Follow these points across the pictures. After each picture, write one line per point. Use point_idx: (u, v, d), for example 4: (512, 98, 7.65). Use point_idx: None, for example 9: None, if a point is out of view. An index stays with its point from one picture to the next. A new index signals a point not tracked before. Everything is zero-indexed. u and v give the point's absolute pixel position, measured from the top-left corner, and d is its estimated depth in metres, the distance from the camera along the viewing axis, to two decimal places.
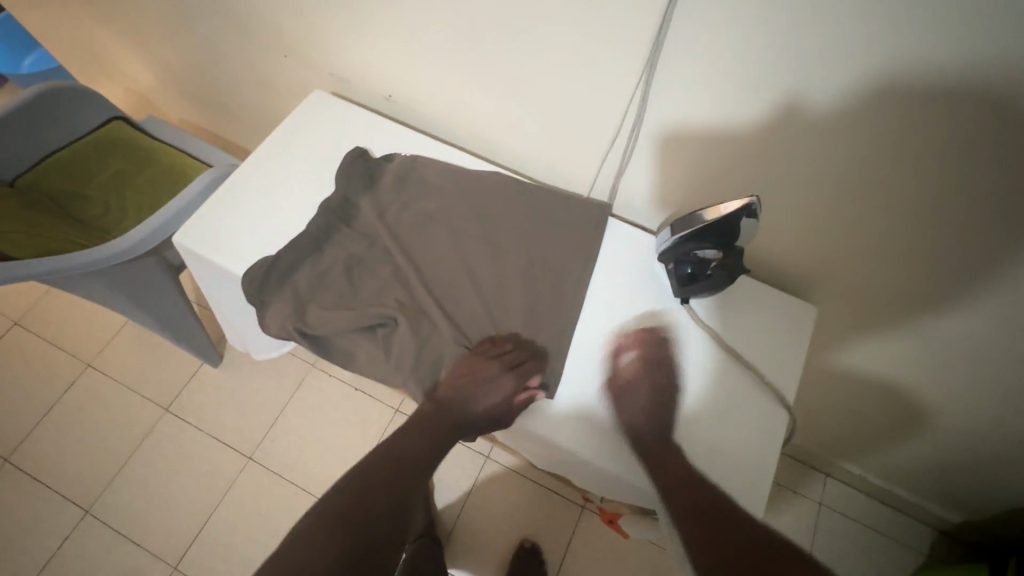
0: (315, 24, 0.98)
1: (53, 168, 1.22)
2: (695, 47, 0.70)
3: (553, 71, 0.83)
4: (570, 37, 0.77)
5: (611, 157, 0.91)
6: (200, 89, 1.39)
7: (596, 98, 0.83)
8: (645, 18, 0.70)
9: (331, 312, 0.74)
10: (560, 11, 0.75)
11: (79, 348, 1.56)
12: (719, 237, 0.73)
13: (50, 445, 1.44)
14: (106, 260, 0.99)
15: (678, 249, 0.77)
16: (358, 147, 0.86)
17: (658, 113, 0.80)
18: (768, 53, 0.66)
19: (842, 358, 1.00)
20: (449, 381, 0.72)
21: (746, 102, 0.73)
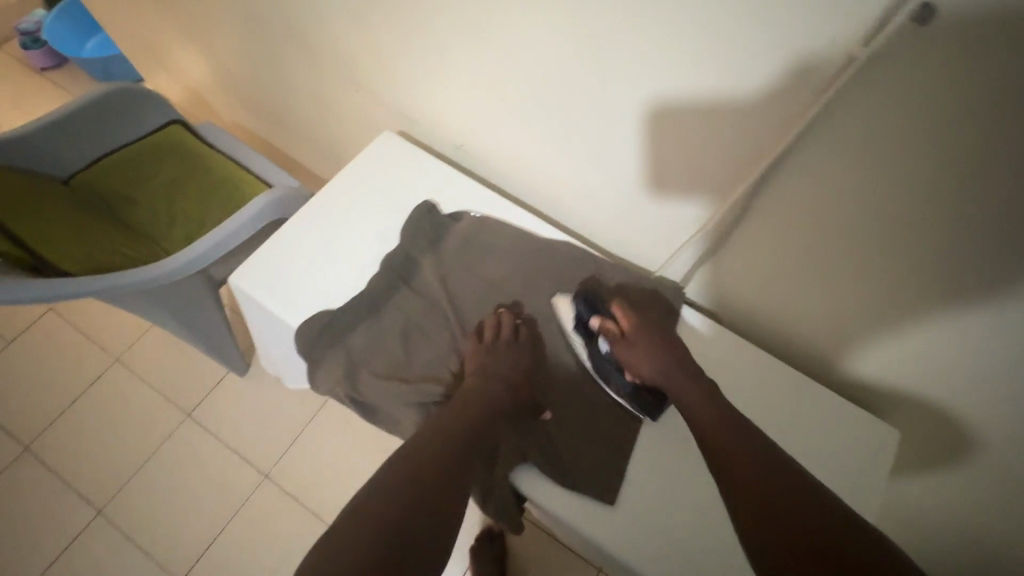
0: (387, 61, 0.95)
1: (106, 168, 1.20)
2: (822, 164, 0.64)
3: (647, 154, 0.79)
4: (677, 128, 0.73)
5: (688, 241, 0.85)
6: (259, 101, 1.37)
7: (689, 188, 0.78)
8: (768, 123, 0.65)
9: (383, 380, 0.71)
10: (673, 101, 0.70)
11: (108, 342, 1.55)
12: (585, 303, 0.75)
13: (70, 438, 1.43)
14: (156, 279, 0.97)
15: (587, 343, 0.75)
16: (427, 202, 0.83)
17: (760, 217, 0.75)
18: (905, 189, 0.60)
19: (857, 358, 0.81)
20: (468, 361, 0.71)
21: (863, 229, 0.67)
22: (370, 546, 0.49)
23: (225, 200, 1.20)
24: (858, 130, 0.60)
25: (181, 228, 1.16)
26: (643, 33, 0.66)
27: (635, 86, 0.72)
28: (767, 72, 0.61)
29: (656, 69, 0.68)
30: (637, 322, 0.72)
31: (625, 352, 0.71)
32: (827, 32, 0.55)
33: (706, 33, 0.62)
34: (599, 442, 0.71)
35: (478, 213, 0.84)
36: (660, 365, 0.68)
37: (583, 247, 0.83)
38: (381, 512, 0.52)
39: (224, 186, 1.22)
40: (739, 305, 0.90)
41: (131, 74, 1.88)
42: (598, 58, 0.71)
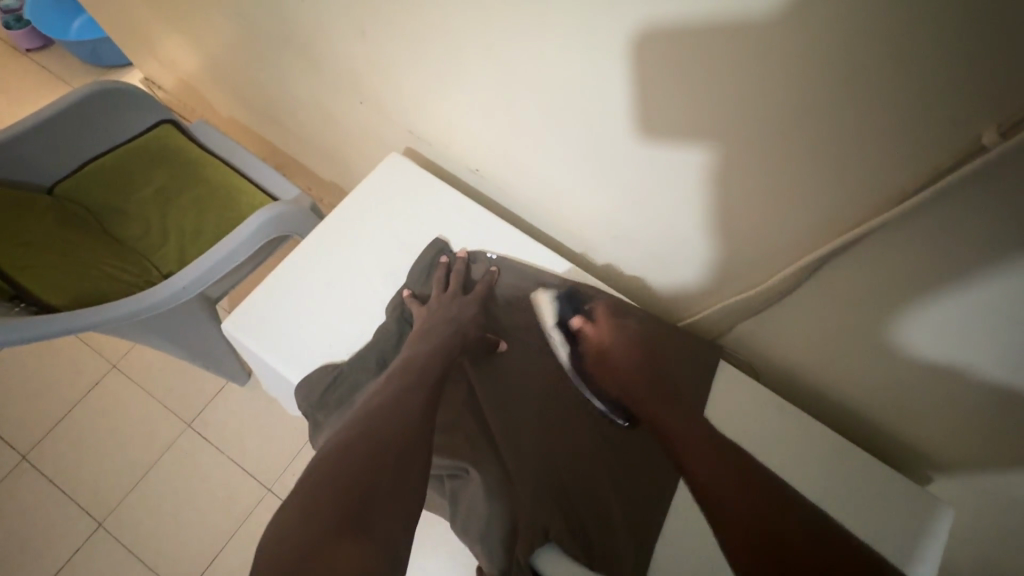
0: (394, 74, 0.86)
1: (93, 175, 1.12)
2: (908, 248, 0.55)
3: (690, 203, 0.70)
4: (731, 185, 0.64)
5: (717, 293, 0.79)
6: (256, 100, 1.28)
7: (726, 239, 0.70)
8: (844, 193, 0.56)
9: None
10: (730, 157, 0.61)
11: (105, 347, 1.50)
12: (565, 299, 0.74)
13: (68, 447, 1.40)
14: (146, 309, 0.90)
15: (567, 343, 0.74)
16: (440, 240, 0.77)
17: (818, 288, 0.66)
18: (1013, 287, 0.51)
19: (900, 343, 0.65)
20: (421, 312, 0.71)
21: (949, 317, 0.58)
22: (334, 502, 0.47)
23: (220, 212, 1.12)
24: (964, 223, 0.50)
25: (173, 243, 1.09)
26: (702, 86, 0.56)
27: (687, 138, 0.62)
28: (854, 143, 0.51)
29: (716, 125, 0.58)
30: (614, 334, 0.71)
31: (599, 362, 0.71)
32: (948, 112, 0.44)
33: (784, 91, 0.51)
34: (623, 503, 0.67)
35: (494, 252, 0.79)
36: (625, 365, 0.69)
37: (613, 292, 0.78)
38: (345, 469, 0.50)
39: (218, 195, 1.13)
40: (770, 363, 0.83)
41: (120, 57, 1.77)
42: (644, 106, 0.62)
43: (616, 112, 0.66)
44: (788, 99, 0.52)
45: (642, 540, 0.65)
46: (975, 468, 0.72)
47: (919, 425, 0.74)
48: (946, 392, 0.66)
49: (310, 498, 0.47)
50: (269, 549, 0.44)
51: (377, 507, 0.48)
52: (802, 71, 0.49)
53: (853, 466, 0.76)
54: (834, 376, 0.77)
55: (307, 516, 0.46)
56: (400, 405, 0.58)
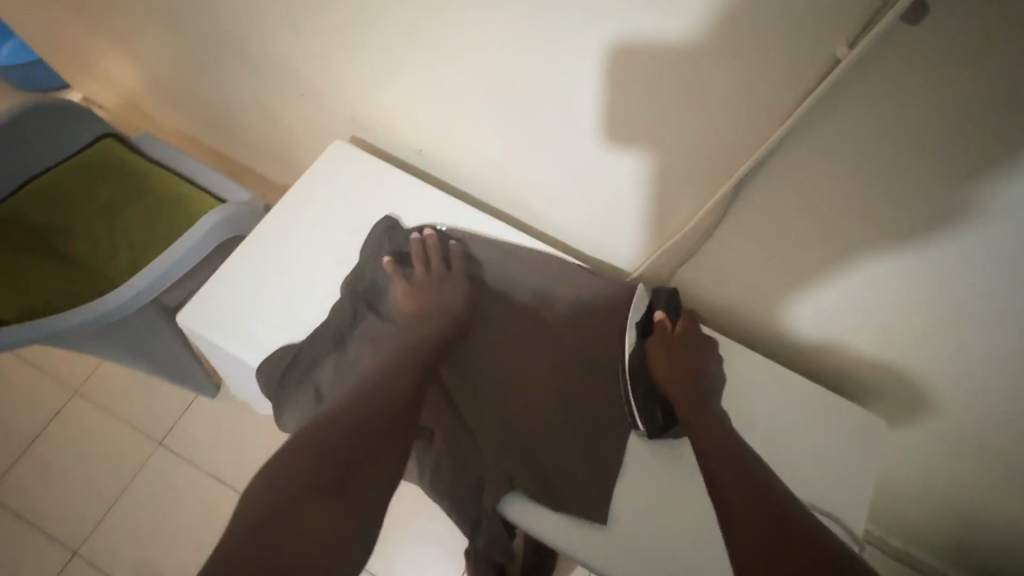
0: (330, 65, 0.88)
1: (34, 194, 1.10)
2: (807, 176, 0.60)
3: (618, 160, 0.73)
4: (649, 135, 0.67)
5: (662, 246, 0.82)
6: (200, 108, 1.27)
7: (658, 190, 0.74)
8: (748, 129, 0.60)
9: None
10: (645, 108, 0.65)
11: (65, 375, 1.46)
12: (666, 298, 0.75)
13: (34, 480, 1.36)
14: (101, 318, 0.90)
15: (640, 337, 0.74)
16: (388, 218, 0.79)
17: (743, 229, 0.71)
18: (898, 196, 0.57)
19: (806, 295, 0.74)
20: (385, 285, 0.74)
21: (853, 240, 0.64)
22: (317, 468, 0.55)
23: (171, 220, 1.11)
24: (843, 143, 0.55)
25: (125, 255, 1.08)
26: (610, 40, 0.60)
27: (604, 95, 0.66)
28: (748, 78, 0.56)
29: (627, 78, 0.63)
30: (691, 339, 0.72)
31: (661, 355, 0.71)
32: (813, 35, 0.50)
33: (681, 35, 0.56)
34: (584, 450, 0.70)
35: (443, 225, 0.81)
36: (687, 366, 0.70)
37: (554, 251, 0.80)
38: (331, 440, 0.57)
39: (168, 203, 1.13)
40: (716, 309, 0.88)
41: (55, 79, 1.72)
42: (562, 68, 0.66)
43: (538, 78, 0.69)
44: (686, 44, 0.56)
45: (600, 480, 0.68)
46: (907, 389, 0.77)
47: (851, 355, 0.79)
48: (856, 329, 0.74)
49: (298, 458, 0.55)
50: (260, 491, 0.53)
51: (358, 475, 0.57)
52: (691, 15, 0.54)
53: (799, 397, 0.81)
54: (766, 328, 0.84)
55: (293, 472, 0.54)
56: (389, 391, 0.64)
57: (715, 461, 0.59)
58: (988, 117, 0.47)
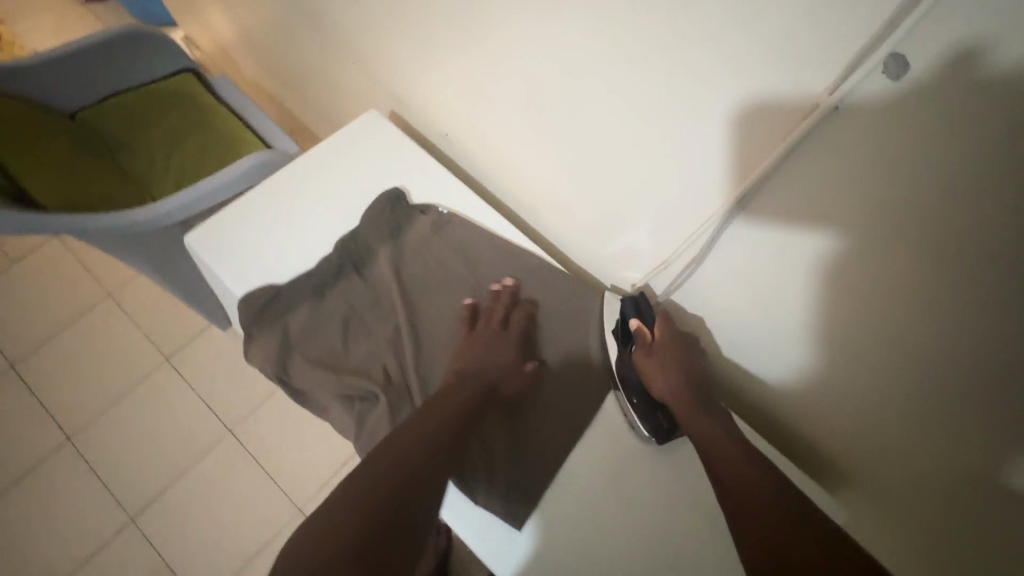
0: (384, 39, 0.93)
1: (111, 109, 1.22)
2: (799, 216, 0.60)
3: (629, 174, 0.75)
4: (659, 152, 0.69)
5: (660, 272, 0.81)
6: (274, 62, 1.37)
7: (664, 209, 0.74)
8: (752, 160, 0.60)
9: (316, 369, 0.70)
10: (662, 123, 0.65)
11: (105, 277, 1.58)
12: (631, 303, 0.75)
13: (54, 363, 1.48)
14: (134, 227, 0.98)
15: (620, 346, 0.74)
16: (396, 189, 0.81)
17: (733, 263, 0.70)
18: (882, 260, 0.55)
19: (796, 349, 0.71)
20: (386, 253, 0.78)
21: (839, 298, 0.62)
22: (355, 523, 0.49)
23: (220, 156, 1.20)
24: (835, 185, 0.55)
25: (172, 178, 1.17)
26: (637, 54, 0.62)
27: (624, 106, 0.68)
28: (757, 108, 0.56)
29: (647, 94, 0.64)
30: (670, 338, 0.72)
31: (648, 361, 0.70)
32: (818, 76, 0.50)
33: (698, 53, 0.57)
34: (534, 458, 0.70)
35: (447, 208, 0.82)
36: (673, 369, 0.69)
37: (544, 256, 0.82)
38: (374, 489, 0.52)
39: (222, 140, 1.21)
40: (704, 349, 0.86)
41: (165, 16, 1.89)
42: (587, 73, 0.68)
43: (568, 83, 0.71)
44: (699, 64, 0.58)
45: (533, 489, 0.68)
46: (889, 487, 0.71)
47: (832, 426, 0.74)
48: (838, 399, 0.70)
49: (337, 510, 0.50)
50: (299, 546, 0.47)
51: (395, 536, 0.50)
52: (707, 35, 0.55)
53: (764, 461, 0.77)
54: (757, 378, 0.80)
55: (334, 522, 0.49)
56: (430, 437, 0.59)
57: (720, 467, 0.61)
58: (979, 182, 0.45)
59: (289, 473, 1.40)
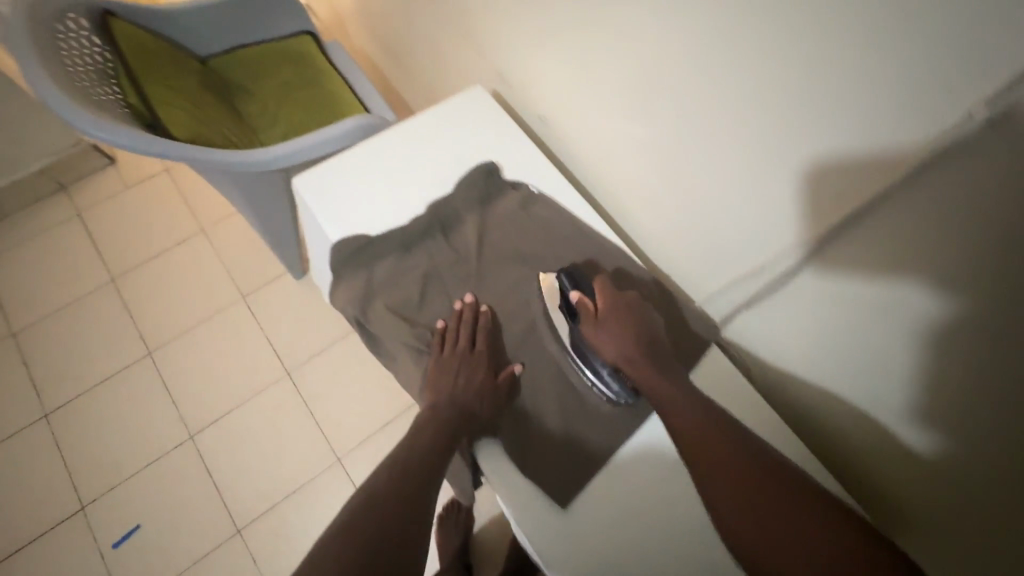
0: (499, 21, 0.95)
1: (236, 59, 1.32)
2: (904, 252, 0.56)
3: (726, 180, 0.73)
4: (765, 161, 0.66)
5: (740, 286, 0.79)
6: (385, 33, 1.43)
7: (756, 221, 0.72)
8: (860, 182, 0.57)
9: (389, 317, 0.75)
10: (771, 133, 0.64)
11: (201, 213, 1.71)
12: (565, 275, 0.74)
13: (147, 283, 1.62)
14: (244, 166, 1.06)
15: (568, 320, 0.73)
16: (490, 163, 0.84)
17: (826, 287, 0.67)
18: (992, 322, 0.50)
19: (882, 386, 0.67)
20: (472, 222, 0.81)
21: (937, 346, 0.57)
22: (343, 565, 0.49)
23: (324, 115, 1.27)
24: (952, 224, 0.51)
25: (279, 129, 1.26)
26: (762, 61, 0.60)
27: (735, 112, 0.66)
28: (879, 127, 0.53)
29: (763, 102, 0.62)
30: (611, 303, 0.70)
31: (593, 330, 0.68)
32: (959, 102, 0.46)
33: (830, 66, 0.54)
34: (569, 453, 0.70)
35: (537, 188, 0.85)
36: (620, 335, 0.67)
37: (625, 250, 0.82)
38: (357, 531, 0.53)
39: (327, 100, 1.28)
40: (774, 372, 0.83)
41: None
42: (704, 73, 0.67)
43: (681, 80, 0.70)
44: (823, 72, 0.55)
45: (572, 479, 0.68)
46: (955, 544, 0.68)
47: (903, 469, 0.71)
48: (923, 447, 0.66)
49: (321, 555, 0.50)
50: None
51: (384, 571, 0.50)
52: (844, 47, 0.52)
53: None
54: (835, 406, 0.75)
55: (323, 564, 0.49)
56: (410, 476, 0.60)
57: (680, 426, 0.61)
58: None
59: (334, 423, 1.47)
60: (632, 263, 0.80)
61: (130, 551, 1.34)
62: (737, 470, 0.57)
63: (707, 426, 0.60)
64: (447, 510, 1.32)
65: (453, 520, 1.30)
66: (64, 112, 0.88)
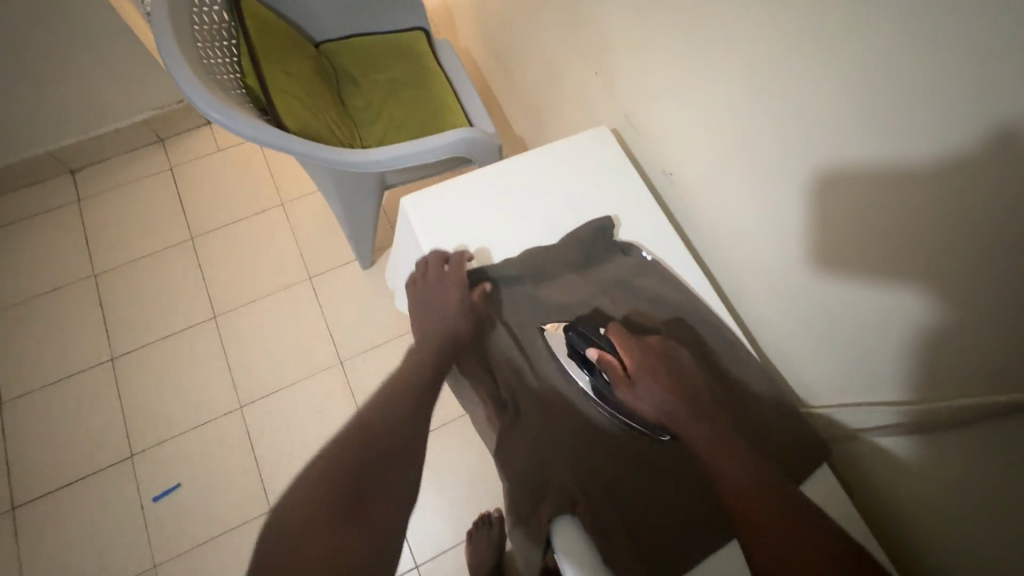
0: (634, 60, 0.90)
1: (348, 46, 1.32)
2: None
3: (869, 294, 0.64)
4: (926, 308, 0.58)
5: (859, 410, 0.71)
6: (498, 41, 1.39)
7: (891, 346, 0.64)
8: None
9: (432, 283, 0.75)
10: (936, 261, 0.55)
11: (283, 187, 1.74)
12: (575, 335, 0.70)
13: (223, 247, 1.66)
14: (344, 165, 1.04)
15: (588, 369, 0.70)
16: (607, 219, 0.80)
17: (962, 446, 0.59)
18: None
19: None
20: (578, 282, 0.77)
21: None
22: (331, 486, 0.54)
23: (424, 119, 1.24)
24: None
25: (380, 125, 1.24)
26: (950, 197, 0.52)
27: (900, 241, 0.58)
28: None
29: (942, 244, 0.54)
30: (639, 358, 0.65)
31: (628, 393, 0.63)
32: None
33: None
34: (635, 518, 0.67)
35: (649, 251, 0.81)
36: (657, 392, 0.62)
37: (741, 339, 0.77)
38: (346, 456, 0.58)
39: (430, 103, 1.26)
40: (873, 506, 0.74)
41: None
42: (870, 197, 0.60)
43: (833, 173, 0.63)
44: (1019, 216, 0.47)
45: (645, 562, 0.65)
46: None
47: None
48: None
49: (314, 485, 0.55)
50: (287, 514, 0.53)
51: (371, 497, 0.55)
52: None
53: None
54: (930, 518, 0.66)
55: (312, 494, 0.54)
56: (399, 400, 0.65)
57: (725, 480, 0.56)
58: None
59: None
60: (737, 351, 0.75)
61: (167, 508, 1.38)
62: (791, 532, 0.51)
63: (769, 497, 0.54)
64: (476, 527, 1.31)
65: (484, 536, 1.29)
66: (188, 87, 0.88)
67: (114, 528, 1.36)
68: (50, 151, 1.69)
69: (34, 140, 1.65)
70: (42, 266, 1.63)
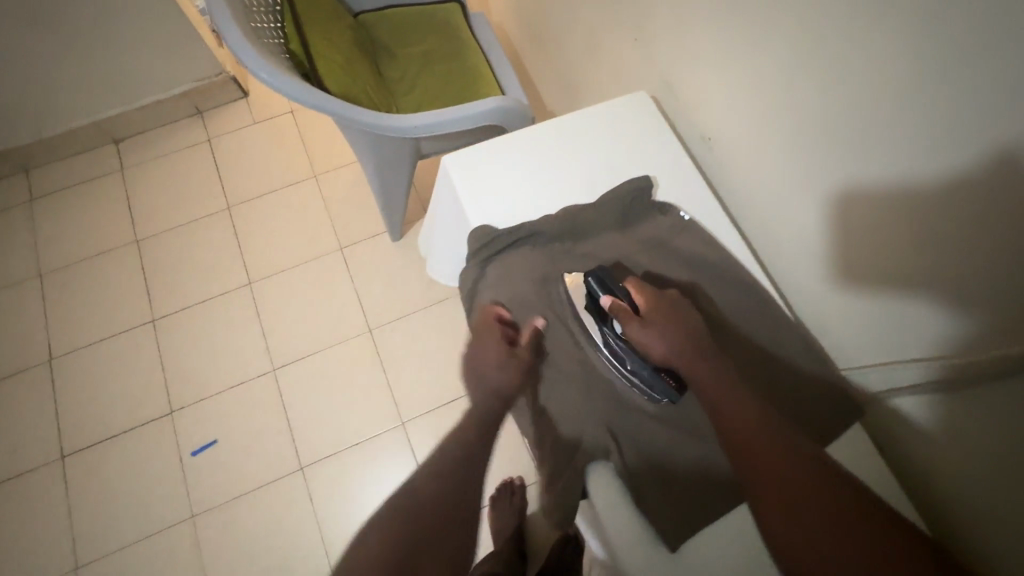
0: (673, 25, 0.90)
1: (385, 17, 1.34)
2: None
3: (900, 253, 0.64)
4: (961, 264, 0.57)
5: (883, 370, 0.71)
6: (532, 13, 1.39)
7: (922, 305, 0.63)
8: None
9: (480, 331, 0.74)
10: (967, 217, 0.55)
11: (316, 159, 1.77)
12: (596, 279, 0.71)
13: (258, 217, 1.71)
14: (383, 129, 1.06)
15: (600, 323, 0.71)
16: (647, 177, 0.81)
17: (972, 390, 0.60)
18: None
19: None
20: (615, 240, 0.79)
21: None
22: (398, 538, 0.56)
23: (458, 89, 1.25)
24: None
25: (415, 94, 1.26)
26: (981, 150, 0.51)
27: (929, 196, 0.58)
28: None
29: (974, 199, 0.54)
30: (652, 302, 0.67)
31: (637, 331, 0.66)
32: None
33: None
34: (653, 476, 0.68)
35: (686, 213, 0.81)
36: (666, 336, 0.65)
37: (776, 298, 0.78)
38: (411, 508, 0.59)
39: (464, 73, 1.27)
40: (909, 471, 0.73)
41: None
42: (903, 153, 0.59)
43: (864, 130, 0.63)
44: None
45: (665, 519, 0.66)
46: None
47: None
48: None
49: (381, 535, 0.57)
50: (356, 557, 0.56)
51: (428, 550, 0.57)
52: None
53: None
54: (959, 474, 0.66)
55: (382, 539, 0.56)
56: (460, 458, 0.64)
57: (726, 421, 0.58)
58: None
59: (404, 386, 1.50)
60: (773, 313, 0.76)
61: (204, 462, 1.44)
62: (787, 479, 0.52)
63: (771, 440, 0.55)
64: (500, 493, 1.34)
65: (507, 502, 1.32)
66: (235, 46, 0.91)
67: (155, 479, 1.43)
68: (96, 121, 1.75)
69: (82, 110, 1.72)
70: (88, 231, 1.70)
